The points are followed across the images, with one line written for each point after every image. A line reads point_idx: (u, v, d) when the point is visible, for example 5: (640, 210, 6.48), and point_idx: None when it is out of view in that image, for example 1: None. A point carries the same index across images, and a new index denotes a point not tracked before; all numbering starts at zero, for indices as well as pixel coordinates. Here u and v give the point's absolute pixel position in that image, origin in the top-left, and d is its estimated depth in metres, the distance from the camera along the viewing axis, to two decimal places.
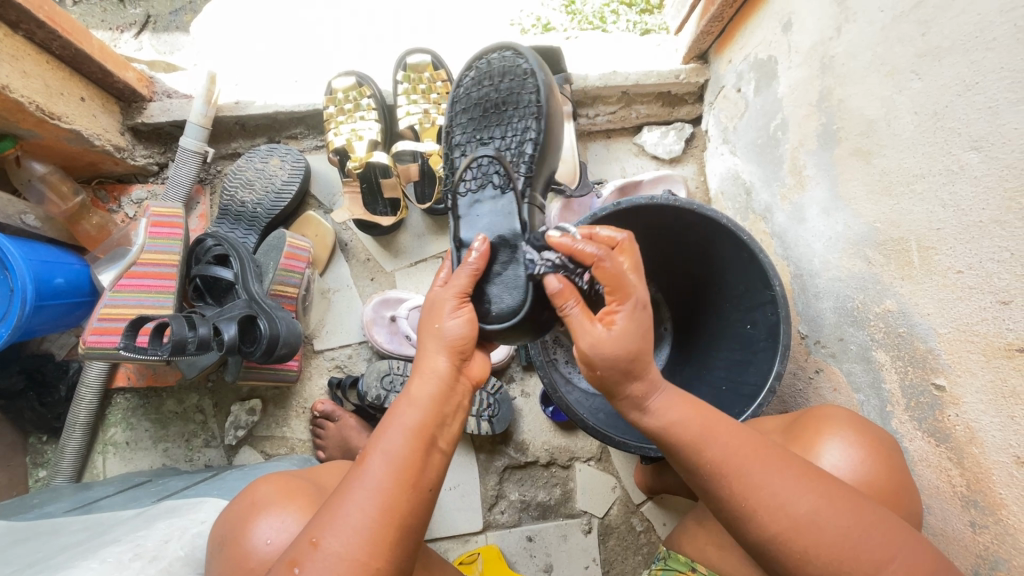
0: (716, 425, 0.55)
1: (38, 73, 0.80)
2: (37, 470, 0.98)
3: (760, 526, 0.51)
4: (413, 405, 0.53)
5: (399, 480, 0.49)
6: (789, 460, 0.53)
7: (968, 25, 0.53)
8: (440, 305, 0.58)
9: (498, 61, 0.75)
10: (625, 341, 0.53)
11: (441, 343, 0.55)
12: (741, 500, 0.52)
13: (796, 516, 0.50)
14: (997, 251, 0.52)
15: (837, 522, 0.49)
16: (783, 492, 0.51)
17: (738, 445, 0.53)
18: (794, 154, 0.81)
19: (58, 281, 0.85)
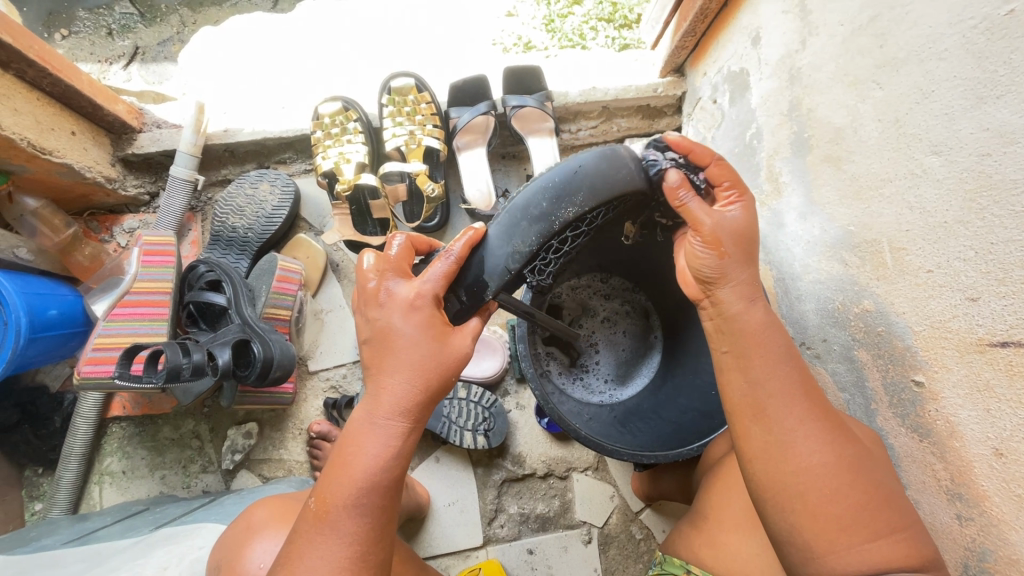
0: (785, 358, 0.55)
1: (30, 110, 0.81)
2: (32, 504, 0.97)
3: (785, 462, 0.52)
4: (391, 459, 0.52)
5: (371, 530, 0.51)
6: (826, 418, 0.53)
7: (921, 37, 0.56)
8: (435, 352, 0.53)
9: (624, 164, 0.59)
10: (749, 223, 0.57)
11: (427, 398, 0.54)
12: (779, 432, 0.52)
13: (822, 463, 0.51)
14: (963, 250, 0.54)
15: (859, 482, 0.50)
16: (813, 441, 0.52)
17: (789, 382, 0.54)
18: (769, 162, 0.83)
19: (52, 313, 0.85)
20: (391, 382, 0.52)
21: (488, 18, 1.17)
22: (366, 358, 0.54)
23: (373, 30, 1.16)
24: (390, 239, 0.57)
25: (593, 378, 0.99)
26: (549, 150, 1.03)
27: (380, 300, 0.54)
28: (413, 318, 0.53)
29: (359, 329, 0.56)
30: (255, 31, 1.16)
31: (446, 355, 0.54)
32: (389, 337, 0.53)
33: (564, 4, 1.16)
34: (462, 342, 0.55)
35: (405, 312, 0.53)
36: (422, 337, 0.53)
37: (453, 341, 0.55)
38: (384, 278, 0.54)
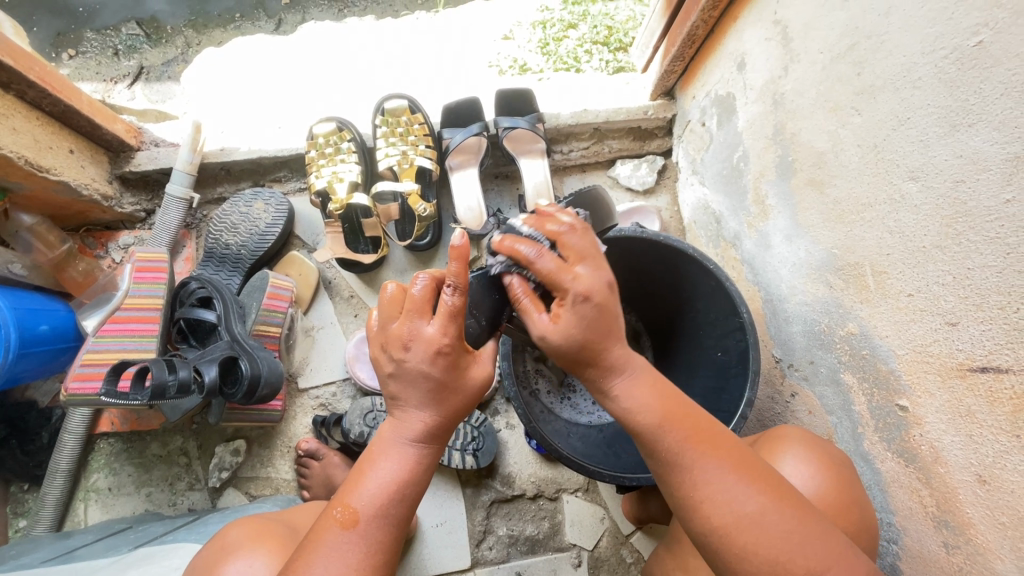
0: (676, 417, 0.52)
1: (29, 129, 0.83)
2: (17, 520, 0.96)
3: (706, 516, 0.50)
4: (417, 475, 0.54)
5: (386, 544, 0.52)
6: (741, 465, 0.51)
7: (897, 66, 0.57)
8: (467, 379, 0.53)
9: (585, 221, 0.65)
10: (574, 336, 0.50)
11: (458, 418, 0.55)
12: (689, 491, 0.51)
13: (739, 513, 0.49)
14: (941, 275, 0.54)
15: (777, 527, 0.49)
16: (735, 489, 0.50)
17: (695, 436, 0.52)
18: (756, 184, 0.84)
19: (42, 328, 0.86)
20: (418, 407, 0.52)
21: (485, 42, 1.20)
22: (391, 389, 0.53)
23: (372, 53, 1.19)
24: (413, 278, 0.52)
25: (582, 399, 0.99)
26: (540, 170, 1.05)
27: (403, 344, 0.51)
28: (434, 364, 0.51)
29: (380, 364, 0.54)
30: (256, 52, 1.19)
31: (473, 381, 0.54)
32: (412, 378, 0.51)
33: (559, 28, 1.19)
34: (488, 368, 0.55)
35: (428, 357, 0.50)
36: (455, 368, 0.52)
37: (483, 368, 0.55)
38: (406, 321, 0.51)
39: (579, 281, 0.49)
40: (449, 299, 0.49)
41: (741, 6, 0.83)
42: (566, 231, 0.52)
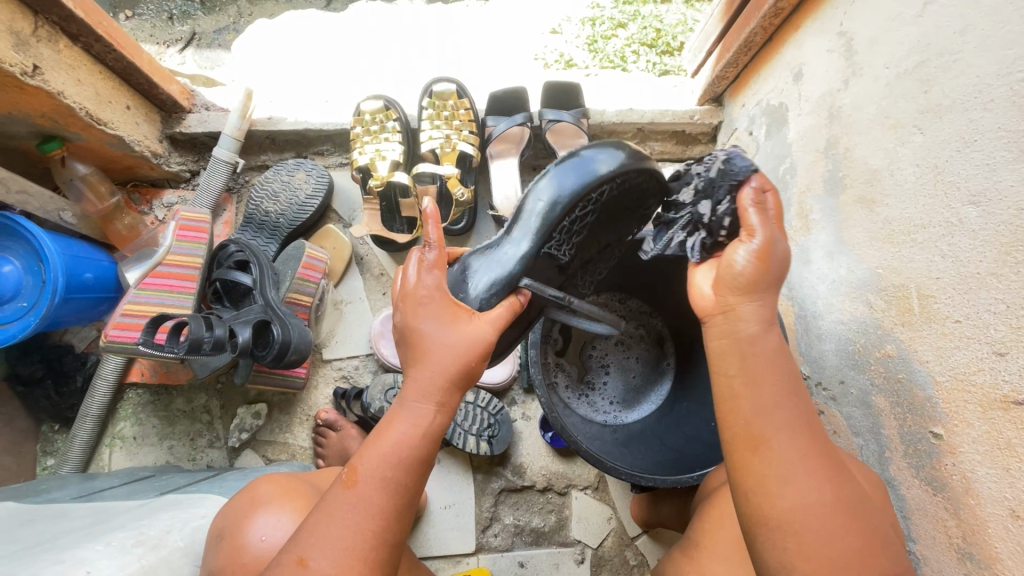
0: (785, 395, 0.52)
1: (91, 81, 0.85)
2: (46, 458, 1.00)
3: (792, 475, 0.49)
4: (419, 438, 0.53)
5: (390, 506, 0.51)
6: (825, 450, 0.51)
7: (968, 86, 0.55)
8: (449, 337, 0.54)
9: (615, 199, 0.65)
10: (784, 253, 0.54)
11: (458, 379, 0.54)
12: (778, 466, 0.50)
13: (815, 491, 0.49)
14: (994, 302, 0.53)
15: (845, 519, 0.48)
16: (819, 468, 0.50)
17: (800, 406, 0.52)
18: (801, 198, 0.83)
19: (87, 276, 0.89)
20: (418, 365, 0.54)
21: (533, 34, 1.20)
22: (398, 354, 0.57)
23: (420, 36, 1.20)
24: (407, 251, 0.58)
25: (599, 397, 0.99)
26: None
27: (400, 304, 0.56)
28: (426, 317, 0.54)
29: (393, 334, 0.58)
30: (306, 27, 1.21)
31: (470, 337, 0.54)
32: (412, 335, 0.54)
33: (608, 26, 1.18)
34: (484, 330, 0.55)
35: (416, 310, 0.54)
36: (440, 325, 0.54)
37: (477, 329, 0.55)
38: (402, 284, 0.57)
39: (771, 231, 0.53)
40: (430, 255, 0.55)
41: (804, 15, 0.82)
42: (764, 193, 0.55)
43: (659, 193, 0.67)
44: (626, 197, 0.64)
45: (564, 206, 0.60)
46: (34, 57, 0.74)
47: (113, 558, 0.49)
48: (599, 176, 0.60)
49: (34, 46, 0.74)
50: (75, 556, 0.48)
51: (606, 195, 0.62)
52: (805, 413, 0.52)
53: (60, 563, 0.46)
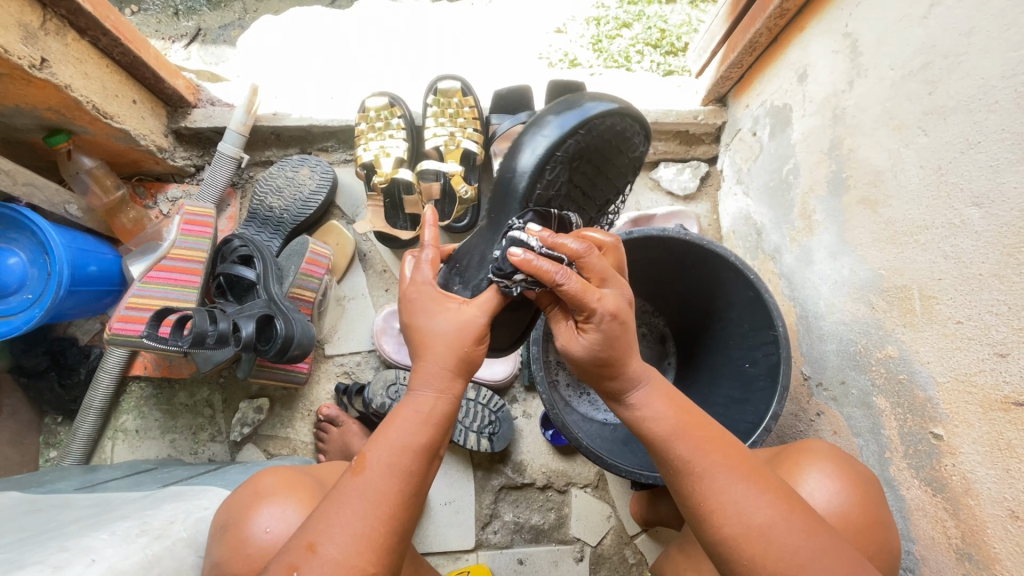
0: (692, 429, 0.55)
1: (99, 75, 0.86)
2: (49, 450, 1.00)
3: (719, 521, 0.51)
4: (422, 423, 0.53)
5: (399, 491, 0.51)
6: (749, 473, 0.52)
7: (973, 87, 0.56)
8: (439, 324, 0.56)
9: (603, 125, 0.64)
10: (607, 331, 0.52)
11: (457, 363, 0.55)
12: (698, 499, 0.52)
13: (751, 522, 0.50)
14: (996, 304, 0.53)
15: (791, 535, 0.49)
16: (748, 496, 0.51)
17: (707, 441, 0.54)
18: (804, 199, 0.83)
19: (91, 269, 0.90)
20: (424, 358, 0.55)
21: (538, 33, 1.20)
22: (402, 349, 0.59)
23: (425, 34, 1.20)
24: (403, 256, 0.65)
25: (600, 396, 1.00)
26: None
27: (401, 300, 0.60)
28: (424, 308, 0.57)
29: None
30: (311, 23, 1.21)
31: (462, 325, 0.56)
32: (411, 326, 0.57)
33: (613, 25, 1.18)
34: (477, 316, 0.56)
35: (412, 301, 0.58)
36: (428, 313, 0.56)
37: (470, 314, 0.56)
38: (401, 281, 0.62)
39: (604, 302, 0.51)
40: (426, 254, 0.60)
41: (809, 16, 0.82)
42: (588, 250, 0.53)
43: (636, 133, 0.68)
44: (602, 142, 0.65)
45: (532, 165, 0.63)
46: (42, 50, 0.74)
47: (118, 546, 0.49)
48: (562, 131, 0.62)
49: (42, 39, 0.74)
50: (81, 544, 0.48)
51: (576, 145, 0.63)
52: (716, 444, 0.54)
53: (65, 551, 0.46)
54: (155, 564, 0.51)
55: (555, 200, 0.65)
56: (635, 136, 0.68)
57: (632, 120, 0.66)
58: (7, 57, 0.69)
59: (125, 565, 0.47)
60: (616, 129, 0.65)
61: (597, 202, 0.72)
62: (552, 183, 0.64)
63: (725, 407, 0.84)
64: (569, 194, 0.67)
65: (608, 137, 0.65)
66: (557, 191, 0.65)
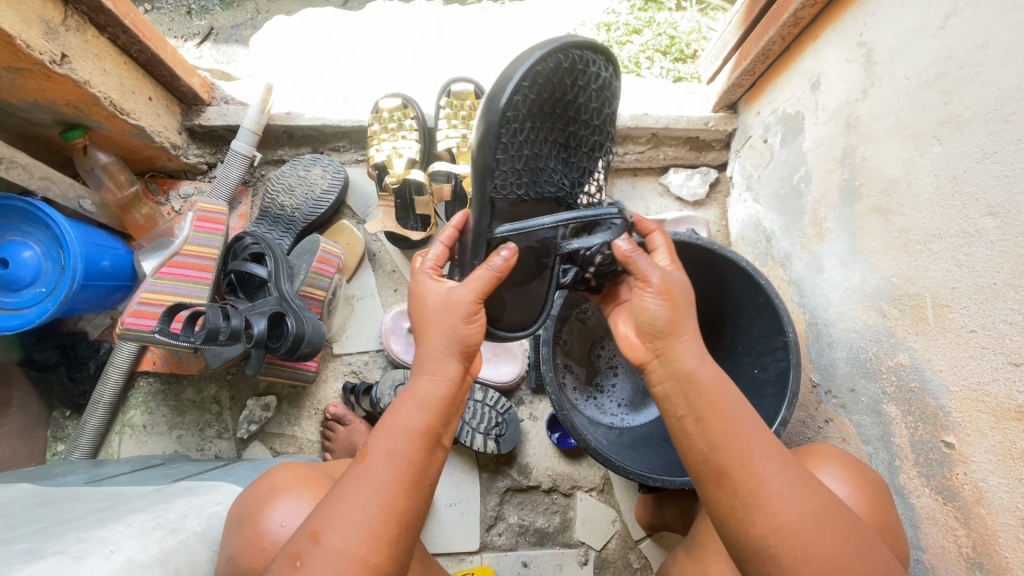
0: (743, 421, 0.53)
1: (116, 72, 0.86)
2: (56, 444, 1.01)
3: (765, 516, 0.50)
4: (418, 408, 0.53)
5: (399, 480, 0.51)
6: (791, 467, 0.52)
7: (989, 98, 0.56)
8: (430, 306, 0.57)
9: (545, 64, 0.58)
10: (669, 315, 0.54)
11: (450, 345, 0.55)
12: (751, 498, 0.50)
13: (792, 515, 0.50)
14: (1011, 313, 0.53)
15: (825, 529, 0.50)
16: (791, 490, 0.51)
17: (759, 433, 0.53)
18: (815, 207, 0.84)
19: (104, 264, 0.90)
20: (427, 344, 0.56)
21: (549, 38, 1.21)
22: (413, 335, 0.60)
23: (437, 37, 1.21)
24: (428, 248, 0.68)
25: (607, 400, 1.00)
26: None
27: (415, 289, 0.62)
28: (430, 293, 0.58)
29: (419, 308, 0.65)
30: (325, 25, 1.22)
31: (450, 307, 0.55)
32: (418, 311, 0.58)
33: (624, 32, 1.19)
34: (462, 297, 0.55)
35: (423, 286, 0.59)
36: (417, 297, 0.58)
37: (455, 293, 0.55)
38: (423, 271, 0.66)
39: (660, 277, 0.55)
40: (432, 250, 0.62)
41: (823, 25, 0.83)
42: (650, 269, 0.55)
43: (589, 58, 0.61)
44: (552, 88, 0.59)
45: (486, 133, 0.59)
46: (62, 46, 0.75)
47: (134, 538, 0.49)
48: (506, 87, 0.57)
49: (63, 35, 0.75)
50: (98, 535, 0.48)
51: (526, 100, 0.58)
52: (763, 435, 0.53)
53: (83, 542, 0.46)
54: (170, 557, 0.51)
55: (520, 162, 0.61)
56: (590, 61, 0.61)
57: (577, 49, 0.60)
58: (29, 52, 0.70)
59: (142, 557, 0.47)
60: (564, 66, 0.59)
61: (581, 146, 0.65)
62: (513, 143, 0.60)
63: None
64: (538, 151, 0.62)
65: (561, 77, 0.59)
66: (521, 152, 0.61)
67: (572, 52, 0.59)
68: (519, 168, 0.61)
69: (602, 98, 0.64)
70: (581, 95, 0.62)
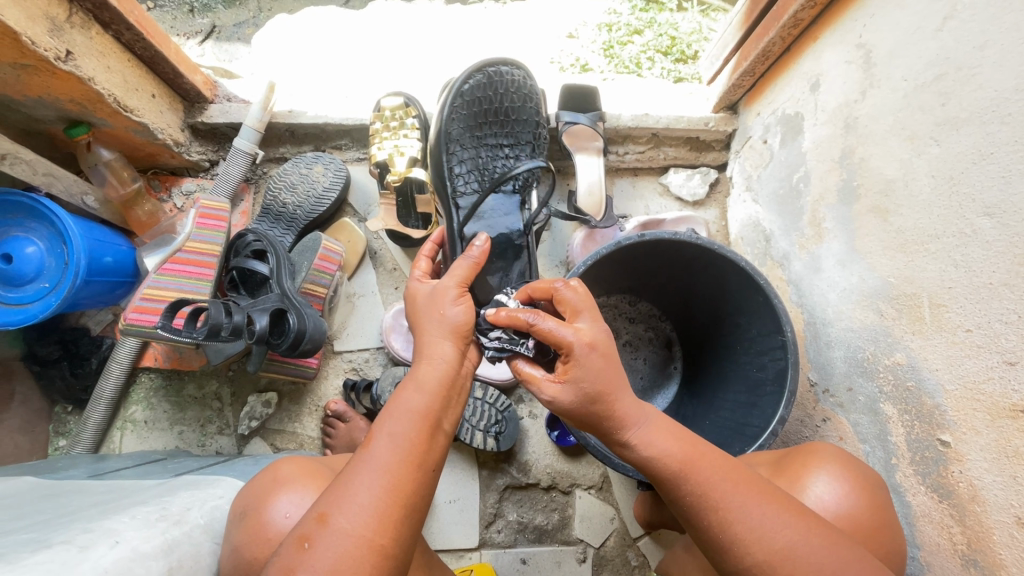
0: (696, 455, 0.56)
1: (120, 69, 0.87)
2: (58, 439, 1.01)
3: (745, 552, 0.52)
4: (418, 390, 0.55)
5: (403, 461, 0.51)
6: (761, 491, 0.54)
7: (986, 100, 0.57)
8: (420, 303, 0.60)
9: (469, 81, 0.78)
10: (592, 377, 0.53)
11: (441, 330, 0.57)
12: (720, 535, 0.53)
13: (773, 543, 0.51)
14: (1006, 312, 0.54)
15: (810, 547, 0.51)
16: (765, 520, 0.52)
17: (715, 469, 0.55)
18: (814, 207, 0.84)
19: (107, 260, 0.91)
20: (424, 333, 0.58)
21: (550, 38, 1.21)
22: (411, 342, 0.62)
23: (439, 36, 1.22)
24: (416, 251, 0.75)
25: None
26: (594, 168, 1.06)
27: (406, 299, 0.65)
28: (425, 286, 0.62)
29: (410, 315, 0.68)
30: (327, 23, 1.22)
31: (437, 296, 0.59)
32: (415, 303, 0.61)
33: (625, 32, 1.20)
34: (448, 284, 0.59)
35: (418, 285, 0.63)
36: (410, 299, 0.62)
37: (441, 284, 0.59)
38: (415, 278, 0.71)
39: (579, 336, 0.53)
40: (420, 263, 0.67)
41: (823, 26, 0.83)
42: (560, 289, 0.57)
43: (503, 70, 0.81)
44: (478, 98, 0.79)
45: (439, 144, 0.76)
46: (67, 43, 0.75)
47: (138, 530, 0.50)
48: (445, 107, 0.77)
49: (68, 32, 0.76)
50: (103, 526, 0.49)
51: (460, 112, 0.77)
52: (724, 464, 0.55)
53: (88, 533, 0.47)
54: (173, 549, 0.51)
55: (470, 163, 0.78)
56: (504, 73, 0.81)
57: (492, 66, 0.80)
58: (34, 49, 0.70)
59: (146, 547, 0.48)
60: (484, 81, 0.78)
61: (519, 140, 0.81)
62: (460, 146, 0.77)
63: (731, 411, 0.85)
64: (483, 152, 0.79)
65: (487, 88, 0.79)
66: (469, 153, 0.78)
67: (489, 67, 0.80)
68: (472, 167, 0.78)
69: (523, 96, 0.81)
70: (507, 98, 0.80)
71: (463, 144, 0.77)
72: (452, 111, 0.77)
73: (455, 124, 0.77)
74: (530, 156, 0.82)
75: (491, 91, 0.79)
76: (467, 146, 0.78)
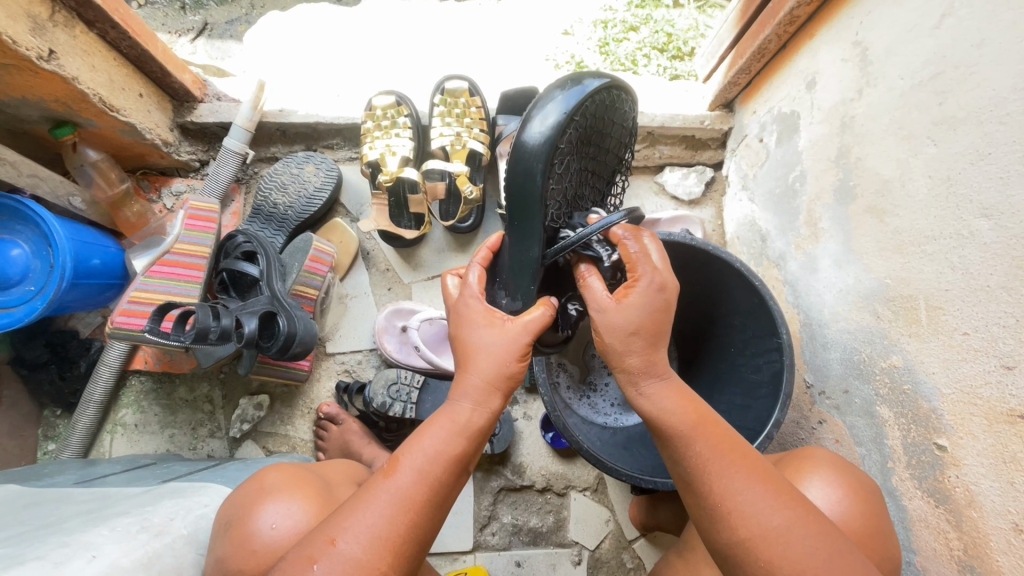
0: (706, 425, 0.55)
1: (106, 68, 0.85)
2: (47, 443, 1.00)
3: (731, 527, 0.51)
4: (457, 433, 0.53)
5: (425, 499, 0.51)
6: (764, 475, 0.53)
7: (984, 99, 0.56)
8: (479, 334, 0.56)
9: (592, 99, 0.60)
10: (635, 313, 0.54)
11: (496, 378, 0.55)
12: (715, 498, 0.52)
13: (763, 526, 0.50)
14: (1004, 316, 0.53)
15: (803, 539, 0.49)
16: (759, 500, 0.51)
17: (720, 442, 0.54)
18: (810, 207, 0.83)
19: (94, 263, 0.89)
20: (476, 364, 0.55)
21: (544, 35, 1.20)
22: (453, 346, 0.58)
23: (432, 33, 1.20)
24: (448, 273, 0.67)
25: (600, 400, 0.99)
26: None
27: (456, 305, 0.60)
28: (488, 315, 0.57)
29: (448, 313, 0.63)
30: (318, 20, 1.21)
31: (503, 336, 0.55)
32: (470, 327, 0.57)
33: (620, 29, 1.18)
34: (518, 334, 0.55)
35: (478, 308, 0.58)
36: (465, 322, 0.58)
37: (512, 329, 0.55)
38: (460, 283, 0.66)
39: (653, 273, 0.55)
40: (472, 274, 0.61)
41: (820, 23, 0.82)
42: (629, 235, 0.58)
43: (623, 97, 0.65)
44: (594, 121, 0.62)
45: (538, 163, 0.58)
46: (50, 41, 0.74)
47: (119, 542, 0.49)
48: (559, 121, 0.58)
49: (51, 31, 0.74)
50: (82, 539, 0.48)
51: (574, 133, 0.59)
52: (728, 443, 0.54)
53: (66, 546, 0.46)
54: (155, 561, 0.50)
55: (563, 194, 0.62)
56: (623, 101, 0.65)
57: (617, 89, 0.63)
58: (15, 48, 0.69)
59: (126, 560, 0.47)
60: (608, 103, 0.61)
61: (604, 172, 0.69)
62: (561, 171, 0.60)
63: (727, 413, 0.84)
64: (576, 180, 0.64)
65: (604, 113, 0.62)
66: (567, 181, 0.62)
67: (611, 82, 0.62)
68: (565, 198, 0.62)
69: (625, 132, 0.68)
70: (612, 129, 0.65)
71: (563, 169, 0.60)
72: (563, 131, 0.58)
73: (563, 142, 0.59)
74: (603, 190, 0.71)
75: (605, 118, 0.63)
76: (567, 174, 0.61)
